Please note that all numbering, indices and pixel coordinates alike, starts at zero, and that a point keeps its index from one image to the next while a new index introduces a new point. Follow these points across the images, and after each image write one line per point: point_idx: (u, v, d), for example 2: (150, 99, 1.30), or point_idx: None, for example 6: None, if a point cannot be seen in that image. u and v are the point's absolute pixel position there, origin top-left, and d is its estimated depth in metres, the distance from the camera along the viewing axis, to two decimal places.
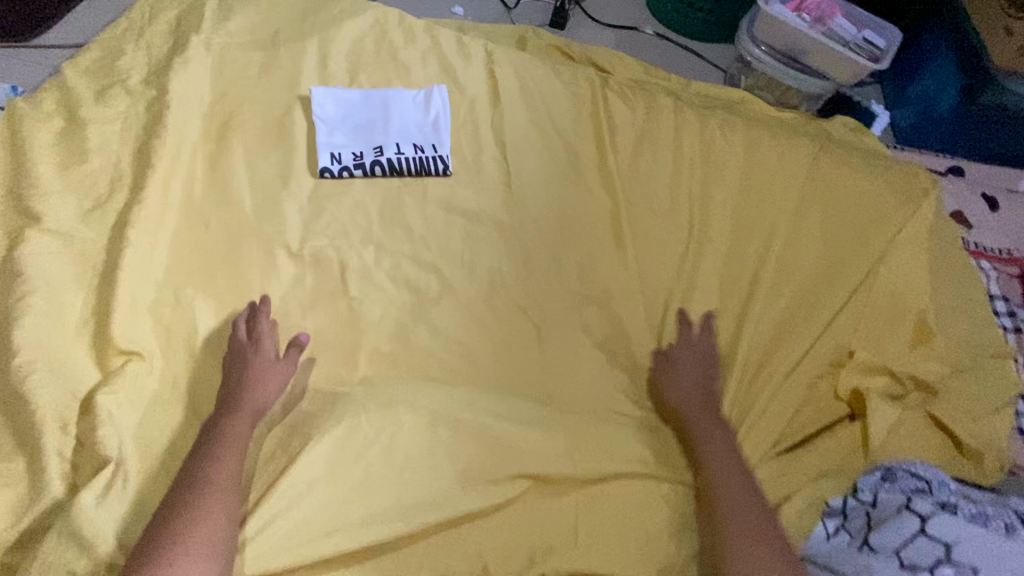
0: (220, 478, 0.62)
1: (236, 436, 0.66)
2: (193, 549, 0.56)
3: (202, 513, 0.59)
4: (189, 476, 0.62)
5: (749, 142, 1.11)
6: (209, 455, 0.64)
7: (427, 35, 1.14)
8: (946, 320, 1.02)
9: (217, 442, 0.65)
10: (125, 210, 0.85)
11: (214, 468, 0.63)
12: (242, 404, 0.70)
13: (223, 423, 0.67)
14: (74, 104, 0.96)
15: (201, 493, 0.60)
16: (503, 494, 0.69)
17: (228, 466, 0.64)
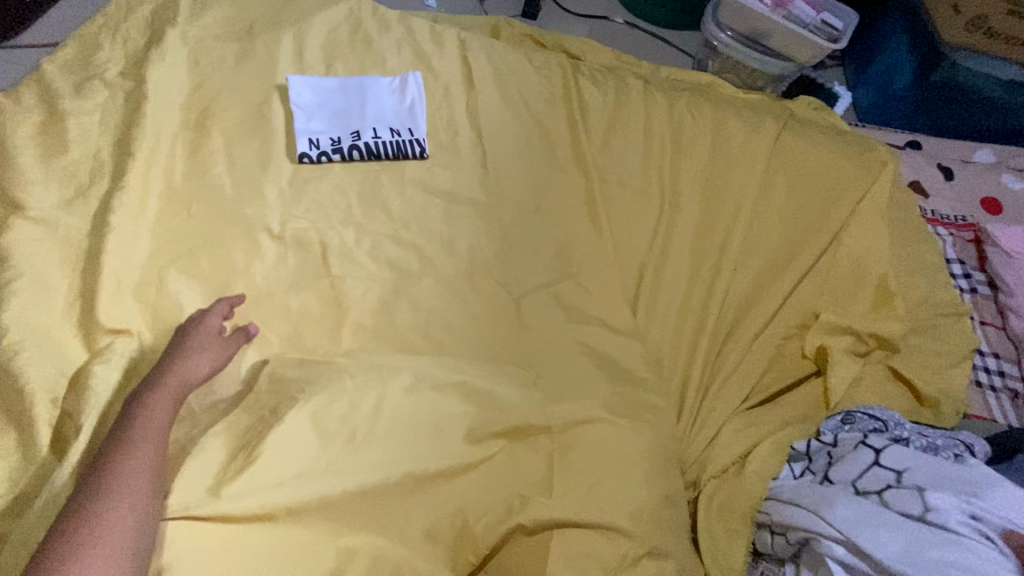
0: (134, 462, 0.60)
1: (155, 418, 0.64)
2: (110, 533, 0.55)
3: (113, 501, 0.57)
4: (101, 460, 0.60)
5: (716, 119, 1.15)
6: (123, 438, 0.62)
7: (400, 24, 1.16)
8: (907, 283, 1.06)
9: (135, 423, 0.63)
10: (107, 197, 0.86)
11: (129, 451, 0.61)
12: (167, 382, 0.68)
13: (144, 403, 0.66)
14: (52, 97, 0.97)
15: (116, 476, 0.58)
16: (484, 453, 0.71)
17: (144, 449, 0.61)
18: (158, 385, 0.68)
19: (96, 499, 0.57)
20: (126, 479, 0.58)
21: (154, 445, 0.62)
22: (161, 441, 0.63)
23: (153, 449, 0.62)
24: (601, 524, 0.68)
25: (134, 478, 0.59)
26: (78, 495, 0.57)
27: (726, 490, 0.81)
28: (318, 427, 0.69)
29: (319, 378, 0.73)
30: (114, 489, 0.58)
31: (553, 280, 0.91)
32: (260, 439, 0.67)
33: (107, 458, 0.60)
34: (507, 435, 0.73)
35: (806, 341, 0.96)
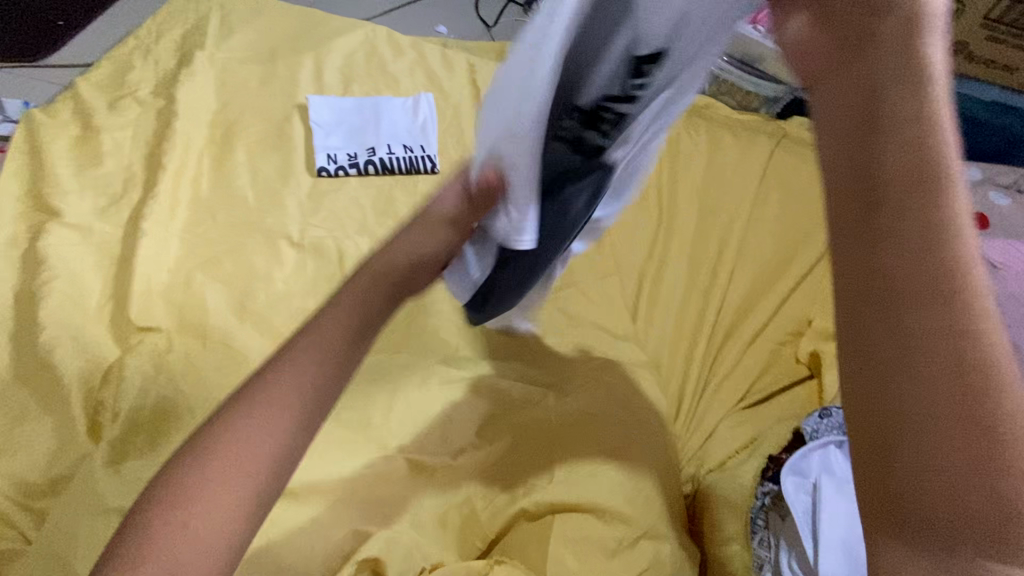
0: (254, 436, 0.45)
1: (295, 371, 0.47)
2: (204, 512, 0.42)
3: (222, 474, 0.43)
4: (224, 415, 0.46)
5: (713, 139, 1.22)
6: (258, 389, 0.47)
7: (413, 49, 1.24)
8: None
9: (270, 385, 0.47)
10: (138, 206, 0.92)
11: (257, 414, 0.45)
12: (314, 340, 0.49)
13: (293, 354, 0.48)
14: (88, 113, 1.04)
15: (231, 440, 0.44)
16: (490, 443, 0.75)
17: (273, 421, 0.45)
18: (309, 332, 0.50)
19: (205, 470, 0.43)
20: (237, 461, 0.44)
21: (284, 421, 0.46)
22: (295, 421, 0.46)
23: (284, 426, 0.46)
24: (601, 508, 0.71)
25: (247, 460, 0.44)
26: (188, 452, 0.44)
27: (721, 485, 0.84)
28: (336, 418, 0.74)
29: None
30: (225, 467, 0.44)
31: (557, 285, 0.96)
32: None
33: (230, 420, 0.45)
34: (513, 427, 0.77)
35: (800, 347, 1.00)
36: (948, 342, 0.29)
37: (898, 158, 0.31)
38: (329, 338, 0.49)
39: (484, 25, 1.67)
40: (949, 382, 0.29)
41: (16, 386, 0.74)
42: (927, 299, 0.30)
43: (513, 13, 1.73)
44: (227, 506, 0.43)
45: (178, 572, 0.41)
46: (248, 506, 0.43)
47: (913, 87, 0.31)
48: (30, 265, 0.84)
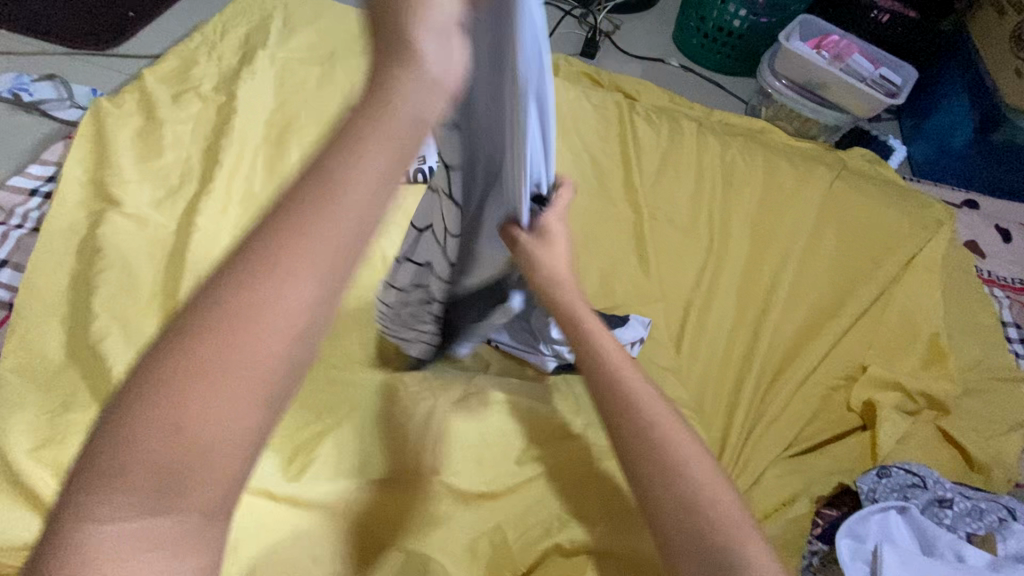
0: (269, 308, 0.32)
1: (319, 218, 0.33)
2: (207, 414, 0.30)
3: (230, 361, 0.31)
4: (226, 282, 0.32)
5: (770, 170, 1.19)
6: (275, 245, 0.33)
7: None
8: (957, 342, 1.06)
9: (291, 243, 0.33)
10: (194, 200, 0.94)
11: (279, 278, 0.32)
12: (339, 202, 0.34)
13: (309, 212, 0.33)
14: (153, 105, 1.07)
15: (245, 318, 0.31)
16: (525, 474, 0.74)
17: (296, 281, 0.32)
18: (330, 192, 0.34)
19: (197, 359, 0.31)
20: (243, 358, 0.31)
21: (311, 303, 0.32)
22: (318, 298, 0.33)
23: (307, 312, 0.32)
24: (637, 556, 0.69)
25: (258, 351, 0.31)
26: (177, 329, 0.32)
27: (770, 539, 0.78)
28: (373, 431, 0.73)
29: (372, 389, 0.77)
30: (231, 360, 0.31)
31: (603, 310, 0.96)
32: (322, 440, 0.71)
33: (238, 293, 0.32)
34: (551, 458, 0.75)
35: (853, 395, 0.96)
36: (670, 484, 0.63)
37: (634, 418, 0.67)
38: (357, 184, 0.34)
39: None
40: (687, 504, 0.63)
41: (71, 373, 0.76)
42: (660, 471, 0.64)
43: (568, 25, 1.71)
44: (236, 413, 0.31)
45: (182, 484, 0.30)
46: (265, 394, 0.31)
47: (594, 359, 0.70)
48: (88, 253, 0.86)
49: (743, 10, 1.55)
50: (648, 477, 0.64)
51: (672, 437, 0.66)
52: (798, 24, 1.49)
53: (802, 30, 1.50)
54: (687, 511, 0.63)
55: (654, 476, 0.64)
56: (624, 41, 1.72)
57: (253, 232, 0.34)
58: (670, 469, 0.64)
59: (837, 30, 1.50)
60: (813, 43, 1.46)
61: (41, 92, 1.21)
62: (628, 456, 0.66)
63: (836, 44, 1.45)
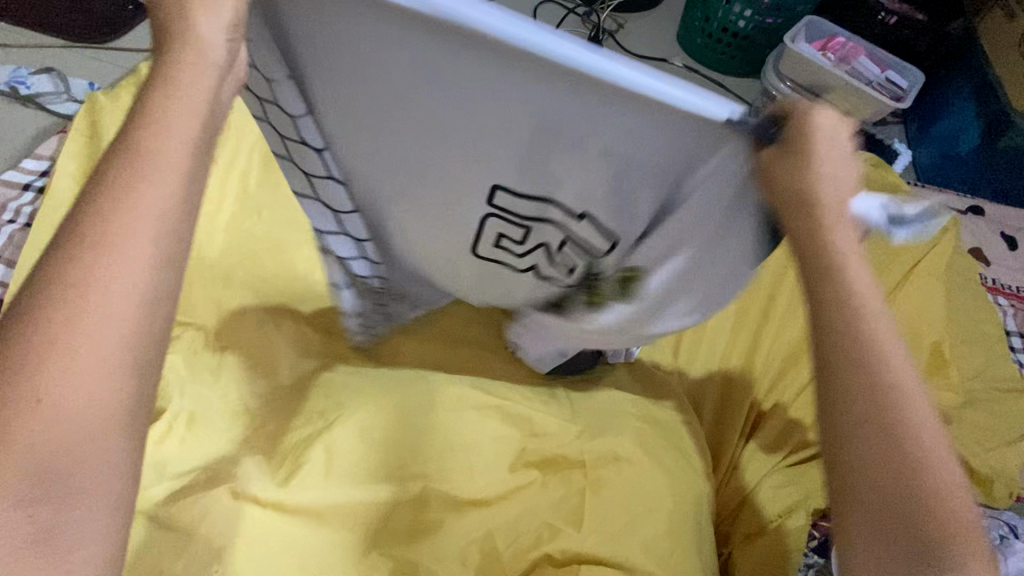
0: (97, 290, 0.33)
1: (137, 199, 0.35)
2: (65, 403, 0.32)
3: (75, 347, 0.32)
4: (53, 282, 0.33)
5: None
6: (89, 235, 0.34)
7: None
8: (961, 352, 1.05)
9: (110, 228, 0.34)
10: None
11: (105, 260, 0.33)
12: (159, 173, 0.36)
13: (131, 184, 0.35)
14: None
15: (81, 301, 0.33)
16: (518, 481, 0.73)
17: (129, 258, 0.34)
18: (142, 168, 0.36)
19: (36, 359, 0.32)
20: (99, 320, 0.33)
21: (151, 267, 0.35)
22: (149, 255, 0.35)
23: (148, 275, 0.34)
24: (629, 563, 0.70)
25: (109, 315, 0.33)
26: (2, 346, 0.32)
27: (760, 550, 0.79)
28: (364, 437, 0.72)
29: (360, 394, 0.75)
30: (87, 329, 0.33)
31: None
32: (310, 445, 0.70)
33: (65, 282, 0.33)
34: (542, 464, 0.76)
35: None
36: (875, 398, 0.42)
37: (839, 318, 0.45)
38: (169, 159, 0.37)
39: None
40: (884, 433, 0.41)
41: None
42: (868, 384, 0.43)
43: (572, 23, 1.69)
44: (107, 378, 0.33)
45: (64, 475, 0.31)
46: (124, 368, 0.33)
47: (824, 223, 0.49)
48: None
49: (748, 10, 1.52)
50: (839, 390, 0.43)
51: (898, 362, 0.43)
52: (804, 26, 1.47)
53: (808, 32, 1.48)
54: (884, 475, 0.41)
55: (859, 402, 0.42)
56: (627, 40, 1.70)
57: (62, 236, 0.35)
58: (879, 387, 0.42)
59: (843, 32, 1.48)
60: (819, 45, 1.45)
61: (38, 85, 1.20)
62: (831, 371, 0.44)
63: (842, 47, 1.43)
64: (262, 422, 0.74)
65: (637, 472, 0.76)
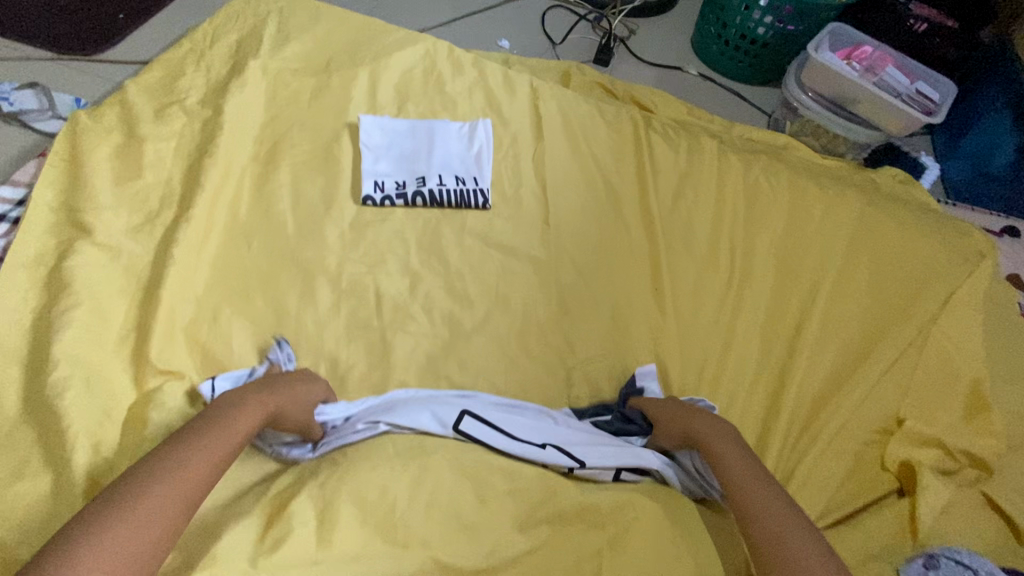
0: (161, 488, 0.55)
1: (201, 445, 0.60)
2: (118, 546, 0.50)
3: (130, 516, 0.52)
4: (137, 480, 0.55)
5: (798, 204, 1.13)
6: (162, 462, 0.57)
7: (474, 68, 1.20)
8: (1003, 392, 0.97)
9: (178, 462, 0.57)
10: (171, 227, 0.87)
11: (170, 476, 0.56)
12: (213, 437, 0.62)
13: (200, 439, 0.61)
14: (133, 120, 0.99)
15: (141, 494, 0.54)
16: (527, 542, 0.67)
17: (185, 476, 0.57)
18: (204, 434, 0.61)
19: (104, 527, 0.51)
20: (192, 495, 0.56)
21: (194, 487, 0.57)
22: (220, 473, 0.61)
23: (194, 496, 0.57)
24: None
25: (168, 500, 0.54)
26: (90, 515, 0.52)
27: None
28: (359, 501, 0.65)
29: (357, 449, 0.70)
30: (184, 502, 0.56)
31: (615, 354, 0.93)
32: (297, 509, 0.64)
33: (140, 484, 0.55)
34: (554, 522, 0.69)
35: (888, 452, 0.90)
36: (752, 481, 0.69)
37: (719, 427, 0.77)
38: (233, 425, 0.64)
39: (549, 42, 1.57)
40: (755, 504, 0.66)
41: (25, 428, 0.70)
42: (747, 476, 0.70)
43: (581, 30, 1.62)
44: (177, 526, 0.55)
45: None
46: (162, 539, 0.53)
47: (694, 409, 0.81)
48: (52, 288, 0.79)
49: (768, 16, 1.44)
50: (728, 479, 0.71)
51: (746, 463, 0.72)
52: (828, 34, 1.40)
53: (831, 40, 1.41)
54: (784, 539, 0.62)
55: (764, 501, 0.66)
56: (639, 46, 1.63)
57: (139, 467, 0.57)
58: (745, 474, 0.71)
59: (870, 40, 1.40)
60: (843, 54, 1.37)
61: (23, 102, 1.14)
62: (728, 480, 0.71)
63: (869, 56, 1.35)
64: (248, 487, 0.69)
65: (653, 528, 0.69)
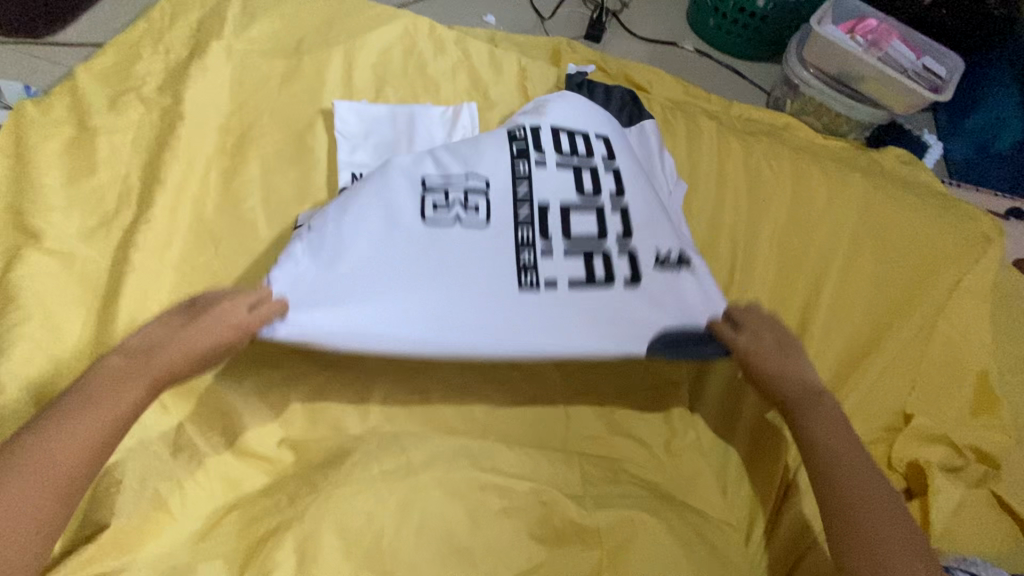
0: (56, 453, 0.54)
1: (98, 406, 0.58)
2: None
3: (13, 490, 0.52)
4: (32, 430, 0.55)
5: (801, 189, 1.07)
6: (47, 425, 0.56)
7: (457, 46, 1.12)
8: (1008, 383, 0.95)
9: (61, 430, 0.55)
10: (130, 230, 0.81)
11: (58, 450, 0.55)
12: (109, 405, 0.59)
13: (94, 399, 0.58)
14: (86, 112, 0.92)
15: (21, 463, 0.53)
16: (523, 564, 0.63)
17: (74, 444, 0.56)
18: (104, 396, 0.59)
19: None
20: (56, 465, 0.54)
21: (76, 450, 0.56)
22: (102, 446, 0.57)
23: (79, 472, 0.55)
24: None
25: (49, 478, 0.53)
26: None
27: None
28: (342, 530, 0.61)
29: (341, 470, 0.65)
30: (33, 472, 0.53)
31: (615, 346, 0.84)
32: (276, 542, 0.59)
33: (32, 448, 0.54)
34: (551, 541, 0.65)
35: (895, 452, 0.88)
36: (859, 463, 0.66)
37: (826, 400, 0.73)
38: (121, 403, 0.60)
39: (537, 16, 1.49)
40: (853, 489, 0.63)
41: None
42: (834, 437, 0.68)
43: (570, 2, 1.53)
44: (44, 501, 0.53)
45: None
46: (46, 517, 0.53)
47: (791, 356, 0.77)
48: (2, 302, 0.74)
49: None
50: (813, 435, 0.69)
51: (846, 432, 0.69)
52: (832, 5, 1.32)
53: (835, 11, 1.33)
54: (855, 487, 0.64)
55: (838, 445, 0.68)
56: (632, 20, 1.54)
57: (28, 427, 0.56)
58: (851, 451, 0.67)
59: (876, 12, 1.33)
60: (846, 28, 1.30)
61: None
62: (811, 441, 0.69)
63: (870, 30, 1.28)
64: (225, 515, 0.65)
65: (659, 548, 0.65)
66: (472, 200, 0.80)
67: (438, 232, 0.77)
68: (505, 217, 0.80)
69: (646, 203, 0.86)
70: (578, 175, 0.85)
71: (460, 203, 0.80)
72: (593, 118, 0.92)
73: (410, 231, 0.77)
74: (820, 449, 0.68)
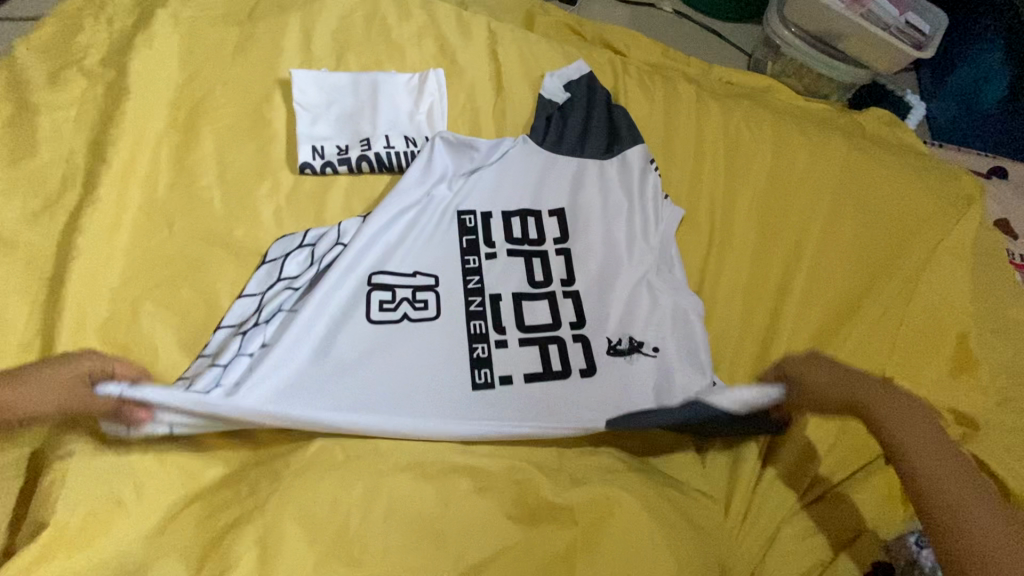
0: None
1: None
2: None
3: None
4: None
5: (781, 153, 1.05)
6: None
7: (423, 9, 1.06)
8: (990, 343, 0.93)
9: None
10: (75, 212, 0.77)
11: None
12: None
13: None
14: (23, 87, 0.86)
15: None
16: (496, 546, 0.61)
17: None
18: None
19: None
20: None
21: None
22: None
23: None
24: None
25: None
26: None
27: (797, 546, 0.71)
28: (305, 519, 0.59)
29: (306, 458, 0.63)
30: None
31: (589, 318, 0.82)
32: (237, 536, 0.57)
33: None
34: (524, 521, 0.64)
35: None
36: (979, 493, 0.63)
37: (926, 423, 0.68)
38: None
39: None
40: (996, 520, 0.60)
41: None
42: (955, 471, 0.64)
43: None
44: None
45: None
46: None
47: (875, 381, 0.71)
48: None
49: None
50: (931, 466, 0.64)
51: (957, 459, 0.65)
52: None
53: None
54: (968, 508, 0.61)
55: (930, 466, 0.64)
56: None
57: None
58: (968, 476, 0.64)
59: None
60: None
61: None
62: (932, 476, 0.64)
63: None
64: (184, 509, 0.62)
65: (632, 522, 0.64)
66: (421, 295, 0.79)
67: (391, 337, 0.75)
68: (450, 322, 0.77)
69: (601, 282, 0.83)
70: (529, 264, 0.84)
71: (408, 300, 0.78)
72: (551, 190, 0.89)
73: (353, 336, 0.74)
74: (944, 481, 0.63)
